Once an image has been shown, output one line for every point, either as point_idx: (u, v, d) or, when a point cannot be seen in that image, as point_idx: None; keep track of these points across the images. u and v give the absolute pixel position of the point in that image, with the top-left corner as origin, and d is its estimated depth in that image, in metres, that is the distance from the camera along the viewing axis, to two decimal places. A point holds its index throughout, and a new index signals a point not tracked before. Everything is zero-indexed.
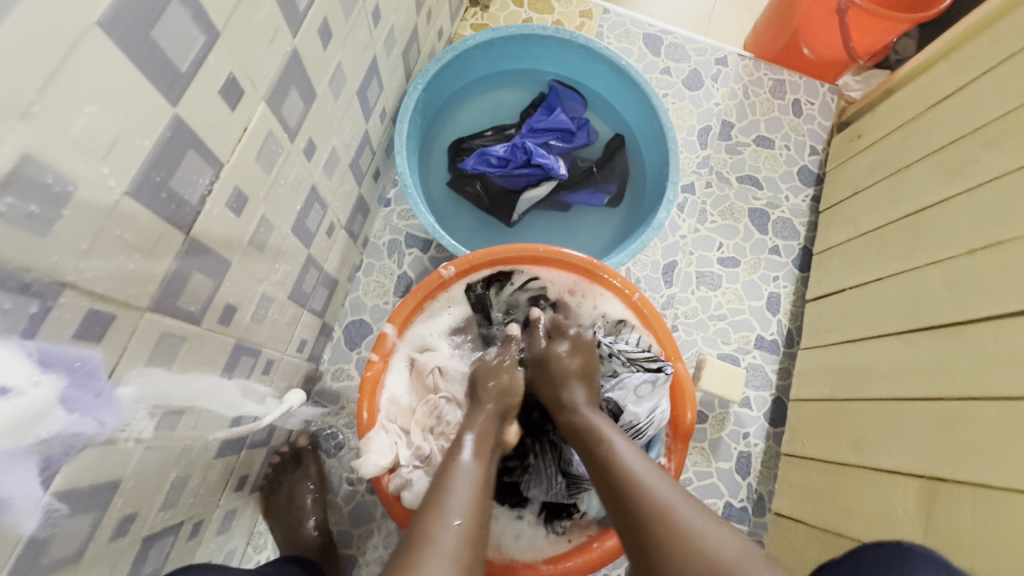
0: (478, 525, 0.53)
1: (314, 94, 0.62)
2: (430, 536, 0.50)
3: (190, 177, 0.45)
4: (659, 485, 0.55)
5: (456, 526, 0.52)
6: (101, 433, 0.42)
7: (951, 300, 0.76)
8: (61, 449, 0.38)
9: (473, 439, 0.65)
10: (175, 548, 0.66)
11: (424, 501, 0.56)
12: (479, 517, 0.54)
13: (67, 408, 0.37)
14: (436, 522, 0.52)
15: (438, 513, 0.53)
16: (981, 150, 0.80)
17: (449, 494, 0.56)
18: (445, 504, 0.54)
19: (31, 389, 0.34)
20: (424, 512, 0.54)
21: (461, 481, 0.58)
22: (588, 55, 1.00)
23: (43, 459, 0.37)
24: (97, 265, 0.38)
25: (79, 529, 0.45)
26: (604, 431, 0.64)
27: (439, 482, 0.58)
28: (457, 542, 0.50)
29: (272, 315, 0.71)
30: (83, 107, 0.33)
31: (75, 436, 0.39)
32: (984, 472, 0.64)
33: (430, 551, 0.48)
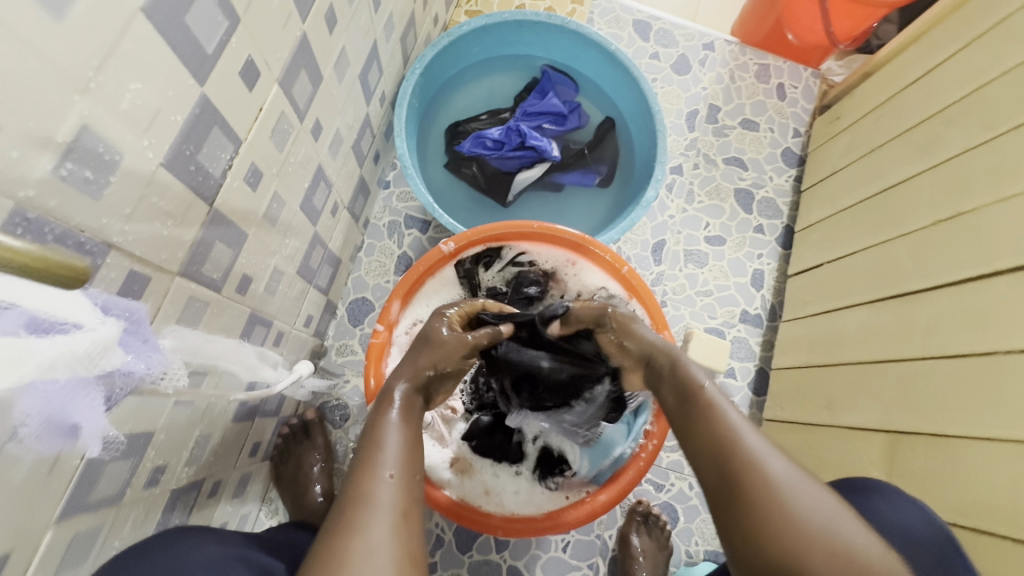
0: (413, 475, 0.52)
1: (322, 77, 0.65)
2: (364, 493, 0.49)
3: (214, 151, 0.49)
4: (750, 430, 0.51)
5: (390, 479, 0.50)
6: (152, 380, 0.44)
7: (916, 269, 0.81)
8: (118, 388, 0.39)
9: (404, 389, 0.61)
10: (197, 504, 0.71)
11: (355, 457, 0.53)
12: (414, 466, 0.53)
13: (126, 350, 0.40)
14: (369, 478, 0.50)
15: (371, 469, 0.51)
16: (944, 129, 0.85)
17: (382, 450, 0.53)
18: (377, 460, 0.52)
19: (99, 325, 0.35)
20: (355, 469, 0.51)
21: (393, 436, 0.55)
22: (579, 40, 1.04)
23: (106, 395, 0.37)
24: (138, 230, 0.42)
25: (120, 472, 0.50)
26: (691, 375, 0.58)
27: (369, 439, 0.55)
28: (393, 494, 0.49)
29: (282, 288, 0.76)
30: (130, 84, 0.37)
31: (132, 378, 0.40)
32: (938, 421, 0.70)
33: (366, 508, 0.47)
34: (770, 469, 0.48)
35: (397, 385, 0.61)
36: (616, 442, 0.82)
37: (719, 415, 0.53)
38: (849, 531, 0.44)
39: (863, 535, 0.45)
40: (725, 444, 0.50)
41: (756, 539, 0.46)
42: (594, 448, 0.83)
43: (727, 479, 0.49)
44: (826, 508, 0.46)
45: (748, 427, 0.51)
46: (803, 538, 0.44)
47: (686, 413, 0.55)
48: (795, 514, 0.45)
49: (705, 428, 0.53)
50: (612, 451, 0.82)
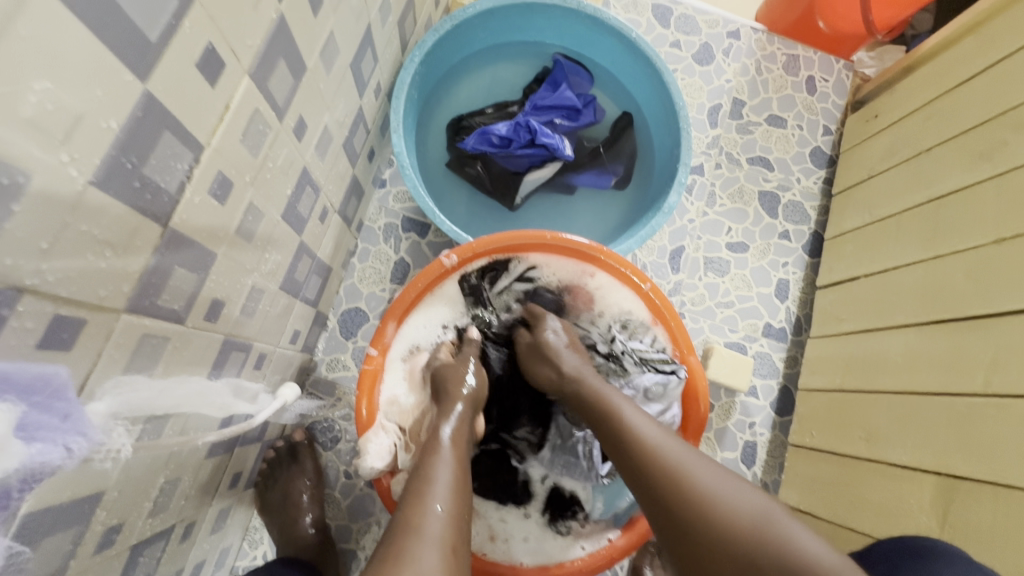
0: (461, 510, 0.50)
1: (304, 67, 0.56)
2: (414, 524, 0.47)
3: (167, 162, 0.40)
4: (671, 444, 0.57)
5: (440, 512, 0.48)
6: (69, 461, 0.37)
7: (974, 291, 0.74)
8: (18, 481, 0.34)
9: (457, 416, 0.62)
10: (166, 551, 0.63)
11: (406, 490, 0.52)
12: (462, 501, 0.51)
13: (26, 439, 0.33)
14: (420, 510, 0.48)
15: (421, 502, 0.49)
16: (1010, 133, 0.76)
17: (432, 482, 0.52)
18: (428, 491, 0.50)
19: None
20: (405, 499, 0.50)
21: (444, 469, 0.54)
22: (596, 26, 0.94)
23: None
24: (63, 266, 0.34)
25: (59, 546, 0.43)
26: (613, 402, 0.63)
27: (420, 472, 0.54)
28: (443, 529, 0.47)
29: (263, 307, 0.67)
30: (34, 83, 0.28)
31: (37, 469, 0.35)
32: (1005, 470, 0.63)
33: (415, 539, 0.45)
34: (697, 479, 0.53)
35: (447, 415, 0.62)
36: None
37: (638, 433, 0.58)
38: (778, 518, 0.49)
39: (789, 518, 0.49)
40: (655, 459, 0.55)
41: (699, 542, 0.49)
42: (608, 486, 0.76)
43: (662, 494, 0.53)
44: (756, 502, 0.50)
45: (670, 441, 0.57)
46: (745, 527, 0.48)
47: (614, 441, 0.60)
48: (727, 509, 0.50)
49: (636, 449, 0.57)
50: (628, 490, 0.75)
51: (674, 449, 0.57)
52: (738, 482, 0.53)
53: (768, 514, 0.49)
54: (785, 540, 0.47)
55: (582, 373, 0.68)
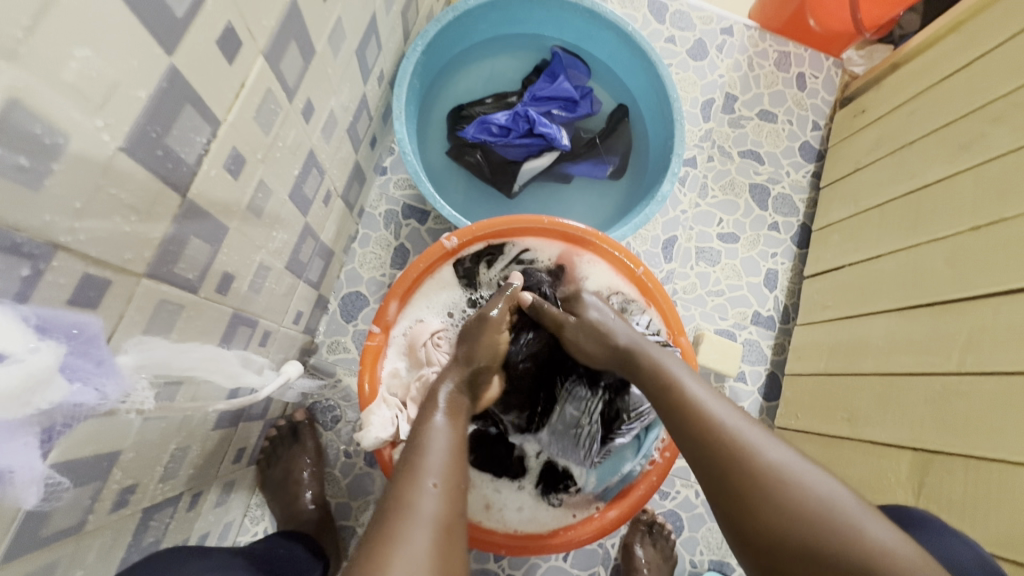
0: (456, 486, 0.52)
1: (313, 50, 0.58)
2: (408, 503, 0.49)
3: (187, 134, 0.42)
4: (741, 424, 0.57)
5: (434, 488, 0.50)
6: (102, 406, 0.40)
7: (952, 278, 0.77)
8: (60, 420, 0.36)
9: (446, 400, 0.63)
10: (174, 519, 0.65)
11: (401, 463, 0.54)
12: (456, 476, 0.53)
13: (69, 377, 0.36)
14: (413, 487, 0.50)
15: (415, 479, 0.51)
16: (988, 126, 0.79)
17: (426, 455, 0.54)
18: (421, 467, 0.52)
19: (30, 355, 0.32)
20: (400, 474, 0.52)
21: (439, 442, 0.56)
22: (594, 20, 0.97)
23: (42, 429, 0.35)
24: (93, 226, 0.36)
25: (80, 499, 0.45)
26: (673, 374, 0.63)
27: (413, 447, 0.55)
28: (436, 505, 0.49)
29: (269, 285, 0.69)
30: (74, 50, 0.30)
31: (77, 408, 0.37)
32: (977, 444, 0.67)
33: (408, 518, 0.47)
34: (764, 457, 0.53)
35: (442, 389, 0.64)
36: (625, 458, 0.77)
37: (701, 408, 0.58)
38: (851, 507, 0.49)
39: (868, 514, 0.49)
40: (719, 439, 0.55)
41: (759, 525, 0.50)
42: (602, 465, 0.77)
43: (726, 472, 0.54)
44: (826, 490, 0.50)
45: (733, 416, 0.57)
46: (816, 513, 0.49)
47: (678, 413, 0.60)
48: (797, 496, 0.50)
49: (698, 424, 0.57)
50: (621, 467, 0.77)
51: (741, 429, 0.56)
52: (810, 469, 0.52)
53: (841, 505, 0.49)
54: (855, 531, 0.47)
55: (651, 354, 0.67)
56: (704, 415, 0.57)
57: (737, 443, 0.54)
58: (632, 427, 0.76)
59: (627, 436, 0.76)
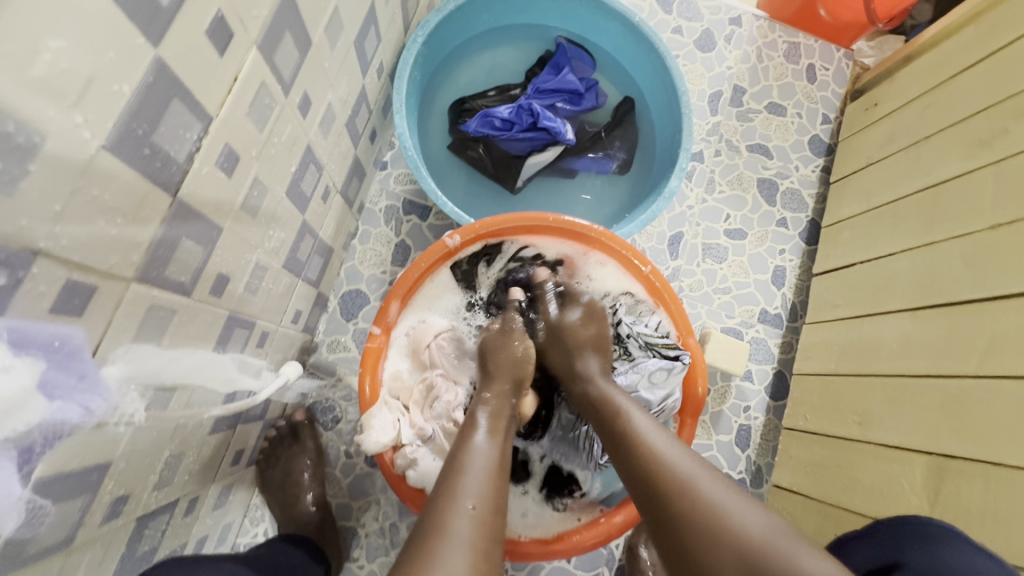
0: (494, 510, 0.51)
1: (309, 40, 0.55)
2: (444, 524, 0.47)
3: (175, 131, 0.40)
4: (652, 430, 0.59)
5: (470, 509, 0.49)
6: (87, 422, 0.38)
7: (970, 278, 0.75)
8: (39, 439, 0.34)
9: (486, 412, 0.63)
10: (170, 526, 0.64)
11: (438, 484, 0.53)
12: (495, 501, 0.52)
13: (48, 395, 0.34)
14: (450, 508, 0.49)
15: (451, 498, 0.50)
16: (1010, 121, 0.77)
17: (463, 477, 0.53)
18: (459, 488, 0.51)
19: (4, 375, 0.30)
20: (437, 494, 0.51)
21: (476, 462, 0.55)
22: (599, 10, 0.94)
23: (21, 449, 0.33)
24: (74, 230, 0.34)
25: (69, 512, 0.43)
26: (623, 406, 0.62)
27: (452, 466, 0.55)
28: (472, 527, 0.48)
29: (266, 285, 0.67)
30: (46, 42, 0.28)
31: (57, 427, 0.35)
32: (994, 451, 0.65)
33: (443, 539, 0.46)
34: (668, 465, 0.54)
35: (479, 411, 0.63)
36: None
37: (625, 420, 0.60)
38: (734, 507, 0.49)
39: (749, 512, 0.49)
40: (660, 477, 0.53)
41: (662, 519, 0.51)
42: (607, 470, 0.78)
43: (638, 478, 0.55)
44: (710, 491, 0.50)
45: (651, 429, 0.59)
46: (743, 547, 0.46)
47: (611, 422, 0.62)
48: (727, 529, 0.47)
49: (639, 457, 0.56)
50: None
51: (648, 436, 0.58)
52: (705, 474, 0.52)
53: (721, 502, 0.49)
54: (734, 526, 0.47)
55: (596, 376, 0.69)
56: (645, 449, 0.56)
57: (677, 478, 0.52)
58: None
59: None
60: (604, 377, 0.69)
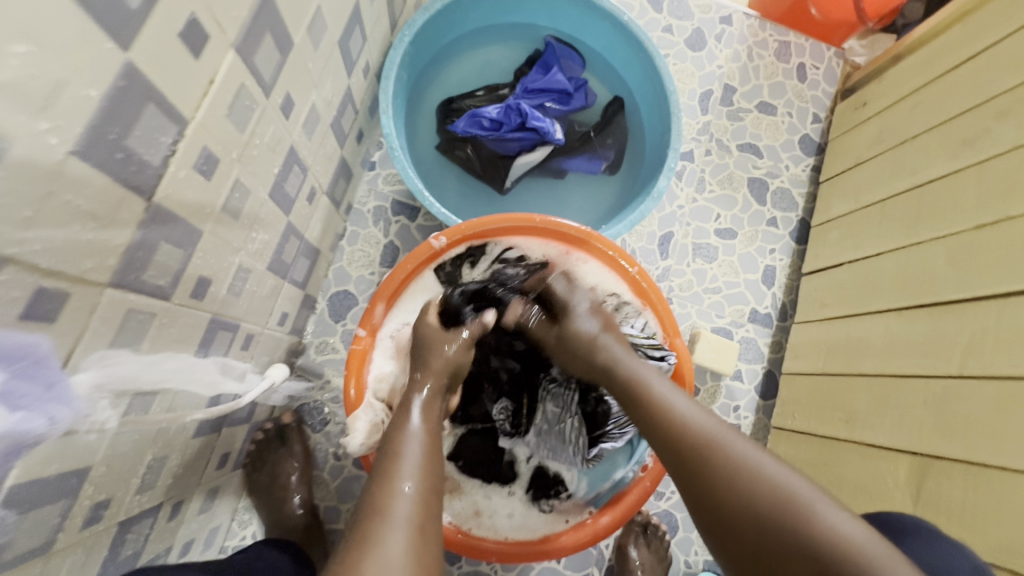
0: (431, 488, 0.52)
1: (291, 41, 0.55)
2: (383, 507, 0.48)
3: (151, 134, 0.40)
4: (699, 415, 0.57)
5: (409, 491, 0.50)
6: (52, 430, 0.37)
7: (955, 278, 0.75)
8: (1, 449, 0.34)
9: (422, 399, 0.63)
10: (154, 530, 0.64)
11: (376, 467, 0.53)
12: (433, 479, 0.53)
13: (9, 406, 0.33)
14: (388, 490, 0.50)
15: (389, 482, 0.51)
16: (992, 121, 0.77)
17: (401, 461, 0.53)
18: (395, 471, 0.52)
19: None
20: (376, 478, 0.52)
21: (413, 446, 0.55)
22: (588, 9, 0.94)
23: None
24: (46, 235, 0.33)
25: (47, 518, 0.43)
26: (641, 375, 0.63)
27: (390, 449, 0.55)
28: (410, 508, 0.49)
29: (250, 288, 0.67)
30: (12, 47, 0.28)
31: (21, 437, 0.35)
32: (977, 450, 0.66)
33: (383, 521, 0.47)
34: (730, 449, 0.53)
35: (416, 396, 0.63)
36: (618, 465, 0.77)
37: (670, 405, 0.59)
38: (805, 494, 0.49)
39: (822, 501, 0.48)
40: (683, 433, 0.56)
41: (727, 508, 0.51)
42: (593, 469, 0.78)
43: (692, 466, 0.54)
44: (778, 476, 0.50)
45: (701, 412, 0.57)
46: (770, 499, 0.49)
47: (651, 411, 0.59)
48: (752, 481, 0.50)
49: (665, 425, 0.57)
50: (613, 474, 0.77)
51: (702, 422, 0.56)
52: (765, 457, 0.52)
53: (789, 488, 0.49)
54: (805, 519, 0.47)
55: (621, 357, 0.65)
56: (674, 413, 0.58)
57: (702, 438, 0.55)
58: (625, 432, 0.77)
59: (620, 441, 0.77)
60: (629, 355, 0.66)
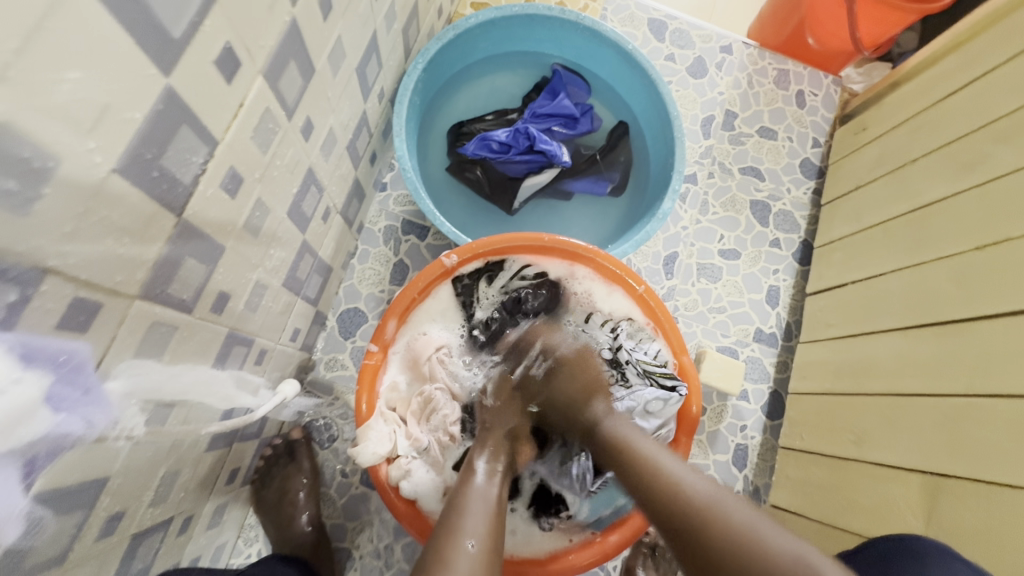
0: (494, 549, 0.52)
1: (313, 68, 0.58)
2: (446, 558, 0.48)
3: (183, 155, 0.42)
4: (698, 482, 0.54)
5: (472, 548, 0.50)
6: (88, 434, 0.39)
7: (960, 298, 0.76)
8: (43, 449, 0.35)
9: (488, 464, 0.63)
10: (164, 544, 0.64)
11: (440, 522, 0.54)
12: (494, 538, 0.53)
13: (53, 408, 0.35)
14: (452, 544, 0.50)
15: (453, 539, 0.51)
16: (991, 146, 0.80)
17: (464, 518, 0.54)
18: (459, 527, 0.52)
19: (14, 386, 0.32)
20: (439, 532, 0.52)
21: (477, 505, 0.56)
22: (594, 38, 0.97)
23: (25, 460, 0.34)
24: (82, 249, 0.35)
25: (65, 528, 0.44)
26: (633, 440, 0.62)
27: (454, 504, 0.56)
28: (474, 565, 0.49)
29: (266, 303, 0.68)
30: (66, 73, 0.30)
31: (60, 438, 0.36)
32: (987, 469, 0.66)
33: (445, 573, 0.47)
34: (728, 517, 0.49)
35: (480, 454, 0.65)
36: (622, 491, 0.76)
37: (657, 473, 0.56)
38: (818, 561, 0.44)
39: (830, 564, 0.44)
40: (680, 501, 0.52)
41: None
42: (597, 494, 0.77)
43: (693, 537, 0.49)
44: (790, 545, 0.46)
45: (694, 477, 0.55)
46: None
47: (637, 482, 0.57)
48: (755, 549, 0.46)
49: (660, 491, 0.54)
50: (617, 500, 0.76)
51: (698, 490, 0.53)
52: (766, 523, 0.48)
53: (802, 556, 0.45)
54: None
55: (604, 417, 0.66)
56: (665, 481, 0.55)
57: (690, 497, 0.52)
58: None
59: None
60: (615, 418, 0.67)
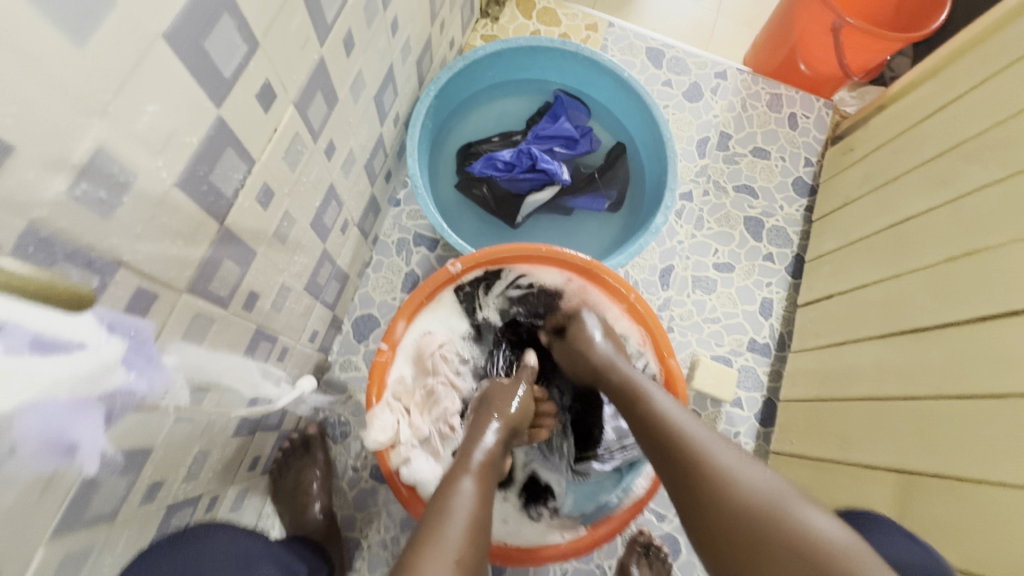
0: (474, 550, 0.53)
1: (336, 97, 0.66)
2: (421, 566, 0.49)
3: (227, 171, 0.50)
4: (699, 433, 0.63)
5: (453, 561, 0.51)
6: (148, 395, 0.46)
7: (936, 307, 0.81)
8: (118, 403, 0.43)
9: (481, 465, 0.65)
10: (193, 519, 0.71)
11: (424, 522, 0.55)
12: (476, 544, 0.54)
13: (127, 368, 0.42)
14: (434, 545, 0.51)
15: (439, 540, 0.52)
16: (963, 164, 0.85)
17: (448, 523, 0.54)
18: (443, 534, 0.53)
19: (103, 346, 0.39)
20: (421, 534, 0.54)
21: (462, 506, 0.57)
22: (593, 67, 1.06)
23: (105, 411, 0.42)
24: (147, 247, 0.43)
25: (116, 489, 0.51)
26: (644, 389, 0.71)
27: (438, 506, 0.57)
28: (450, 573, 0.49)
29: (289, 305, 0.76)
30: (147, 107, 0.38)
31: (131, 395, 0.43)
32: (963, 468, 0.69)
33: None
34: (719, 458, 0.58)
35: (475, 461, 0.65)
36: (605, 488, 0.83)
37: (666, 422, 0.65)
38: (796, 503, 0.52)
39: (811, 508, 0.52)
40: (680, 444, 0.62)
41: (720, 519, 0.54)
42: (581, 488, 0.84)
43: (686, 474, 0.59)
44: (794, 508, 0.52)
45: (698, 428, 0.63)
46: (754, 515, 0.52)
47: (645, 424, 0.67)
48: (741, 492, 0.54)
49: (663, 436, 0.64)
50: (600, 496, 0.82)
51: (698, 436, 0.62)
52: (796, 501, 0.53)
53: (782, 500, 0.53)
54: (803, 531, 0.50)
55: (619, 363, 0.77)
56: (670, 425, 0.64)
57: (691, 448, 0.61)
58: (614, 458, 0.82)
59: (607, 466, 0.82)
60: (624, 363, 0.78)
